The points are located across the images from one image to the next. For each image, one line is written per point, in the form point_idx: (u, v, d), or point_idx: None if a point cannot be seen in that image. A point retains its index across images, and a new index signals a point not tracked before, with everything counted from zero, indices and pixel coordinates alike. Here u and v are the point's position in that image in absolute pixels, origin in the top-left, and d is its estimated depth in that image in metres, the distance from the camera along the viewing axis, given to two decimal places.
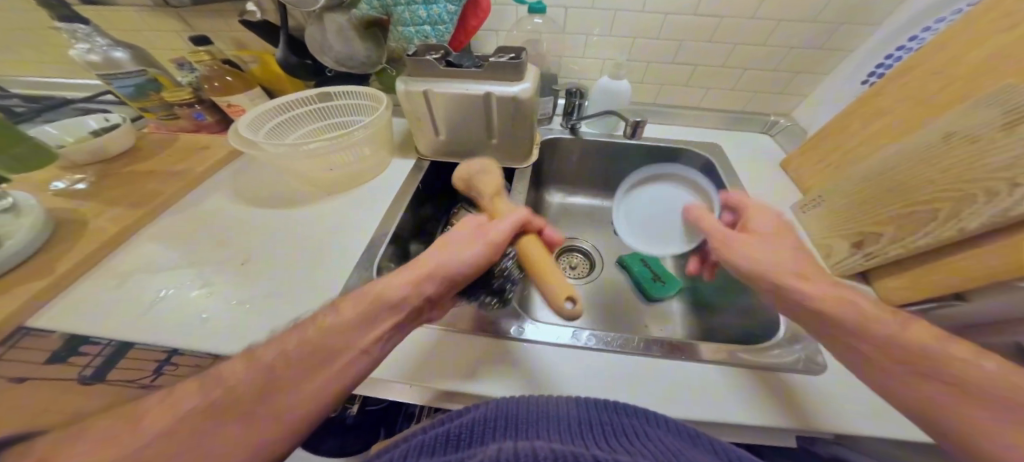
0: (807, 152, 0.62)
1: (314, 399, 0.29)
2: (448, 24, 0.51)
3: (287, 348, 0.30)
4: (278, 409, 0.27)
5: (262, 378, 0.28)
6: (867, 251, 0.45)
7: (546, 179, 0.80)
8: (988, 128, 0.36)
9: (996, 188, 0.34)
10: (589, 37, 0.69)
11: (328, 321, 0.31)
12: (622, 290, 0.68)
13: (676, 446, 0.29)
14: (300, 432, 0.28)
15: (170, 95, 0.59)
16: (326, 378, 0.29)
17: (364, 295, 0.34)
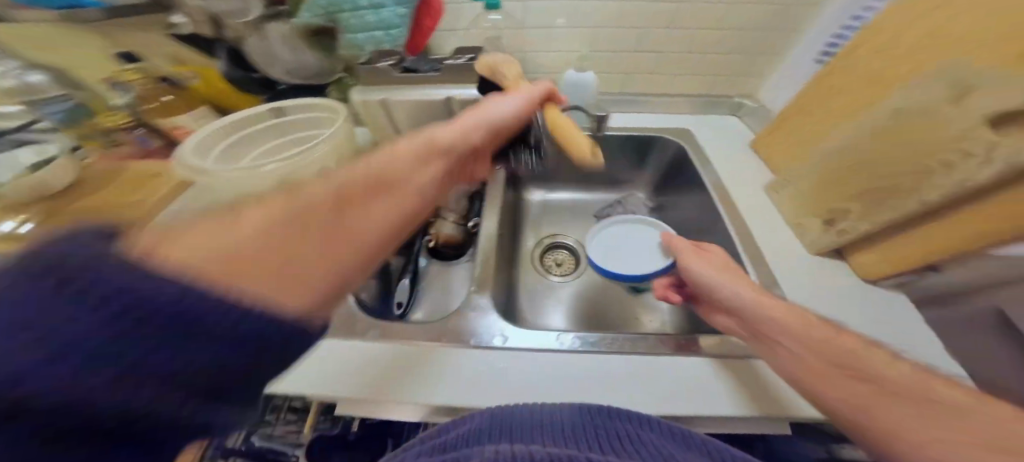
0: (773, 132, 0.57)
1: (383, 230, 0.25)
2: (399, 27, 0.52)
3: (331, 176, 0.25)
4: (349, 239, 0.22)
5: (322, 203, 0.22)
6: (838, 229, 0.44)
7: (524, 181, 0.74)
8: (935, 100, 0.34)
9: (950, 159, 0.33)
10: (552, 29, 0.61)
11: (376, 157, 0.29)
12: (609, 285, 0.66)
13: (672, 450, 0.28)
14: (376, 251, 0.24)
15: (104, 119, 0.56)
16: (388, 207, 0.26)
17: (415, 142, 0.33)
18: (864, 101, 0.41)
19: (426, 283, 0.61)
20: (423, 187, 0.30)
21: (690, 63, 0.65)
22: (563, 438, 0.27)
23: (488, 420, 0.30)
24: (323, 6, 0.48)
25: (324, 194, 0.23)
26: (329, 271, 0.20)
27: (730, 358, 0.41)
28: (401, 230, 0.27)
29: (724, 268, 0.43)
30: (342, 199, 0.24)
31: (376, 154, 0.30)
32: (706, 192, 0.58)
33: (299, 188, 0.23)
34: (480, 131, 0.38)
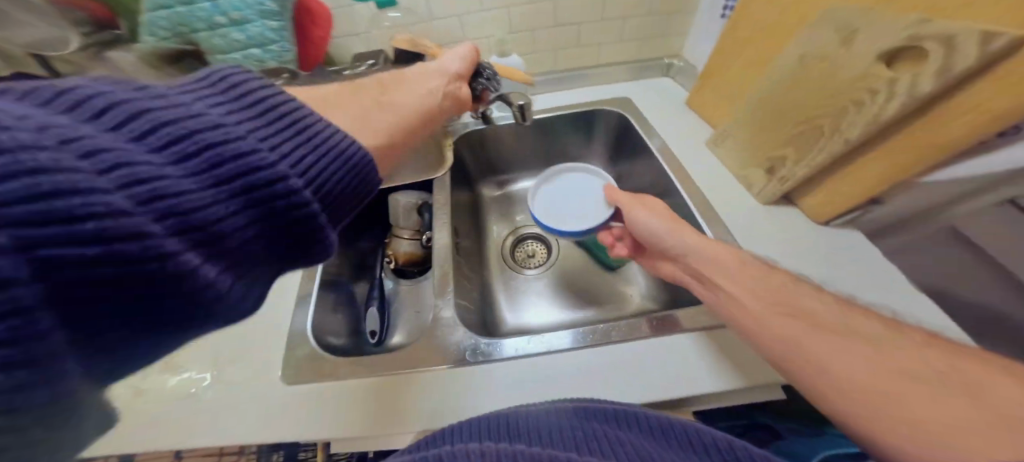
0: (704, 89, 0.57)
1: (410, 117, 0.37)
2: (279, 42, 0.45)
3: (371, 85, 0.38)
4: (389, 114, 0.35)
5: (369, 97, 0.35)
6: (778, 177, 0.45)
7: (478, 179, 0.73)
8: (832, 41, 0.35)
9: (861, 97, 0.33)
10: (461, 17, 0.58)
11: (394, 76, 0.40)
12: (584, 268, 0.66)
13: (650, 447, 0.28)
14: (420, 130, 0.37)
15: None
16: (412, 101, 0.38)
17: (405, 69, 0.41)
18: (767, 51, 0.44)
19: (397, 303, 0.59)
20: (434, 92, 0.41)
21: (611, 30, 0.64)
22: (549, 438, 0.28)
23: (486, 419, 0.31)
24: (163, 27, 0.42)
25: (372, 93, 0.36)
26: (381, 131, 0.33)
27: (704, 330, 0.42)
28: (424, 118, 0.38)
29: (668, 217, 0.44)
30: (381, 95, 0.37)
31: (395, 74, 0.41)
32: (655, 159, 0.58)
33: (355, 86, 0.37)
34: (456, 59, 0.45)
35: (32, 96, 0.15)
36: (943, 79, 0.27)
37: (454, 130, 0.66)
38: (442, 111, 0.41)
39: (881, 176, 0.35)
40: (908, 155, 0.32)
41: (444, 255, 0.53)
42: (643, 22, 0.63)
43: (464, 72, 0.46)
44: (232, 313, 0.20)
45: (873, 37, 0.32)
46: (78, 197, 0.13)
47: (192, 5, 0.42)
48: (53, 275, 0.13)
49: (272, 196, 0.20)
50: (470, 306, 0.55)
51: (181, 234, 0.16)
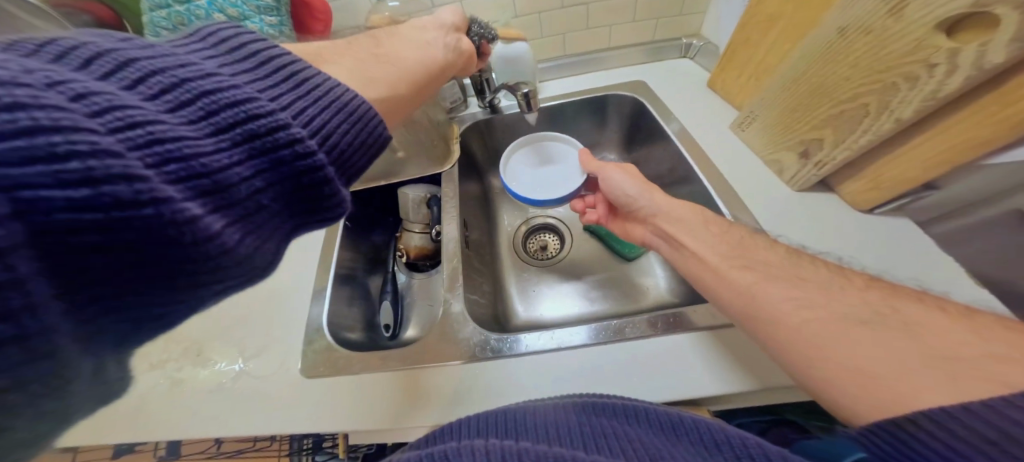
0: (726, 68, 0.53)
1: (412, 72, 0.36)
2: (279, 36, 0.45)
3: (368, 41, 0.37)
4: (390, 67, 0.35)
5: (370, 53, 0.35)
6: (814, 161, 0.41)
7: (488, 170, 0.72)
8: (874, 13, 0.30)
9: (914, 71, 0.29)
10: (464, 3, 0.56)
11: (392, 31, 0.40)
12: (599, 259, 0.64)
13: (659, 445, 0.27)
14: (419, 82, 0.37)
15: None
16: (414, 57, 0.37)
17: (398, 29, 0.40)
18: (803, 22, 0.40)
19: (410, 297, 0.60)
20: (433, 45, 0.40)
21: (623, 9, 0.60)
22: (557, 437, 0.27)
23: (483, 415, 0.31)
24: (165, 27, 0.42)
25: (372, 48, 0.36)
26: (383, 83, 0.33)
27: (725, 326, 0.40)
28: (427, 74, 0.38)
29: (642, 181, 0.46)
30: (383, 51, 0.36)
31: (392, 28, 0.40)
32: (673, 145, 0.55)
33: (354, 43, 0.36)
34: (448, 13, 0.44)
35: (19, 45, 0.15)
36: (1016, 46, 0.23)
37: (461, 121, 0.65)
38: (447, 64, 0.40)
39: (943, 155, 0.31)
40: (974, 133, 0.29)
41: (454, 250, 0.53)
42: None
43: (458, 21, 0.44)
44: (249, 268, 0.20)
45: (924, 6, 0.27)
46: (59, 135, 0.13)
47: (188, 3, 0.41)
48: (41, 219, 0.12)
49: (276, 145, 0.20)
50: (480, 300, 0.54)
51: (181, 181, 0.16)
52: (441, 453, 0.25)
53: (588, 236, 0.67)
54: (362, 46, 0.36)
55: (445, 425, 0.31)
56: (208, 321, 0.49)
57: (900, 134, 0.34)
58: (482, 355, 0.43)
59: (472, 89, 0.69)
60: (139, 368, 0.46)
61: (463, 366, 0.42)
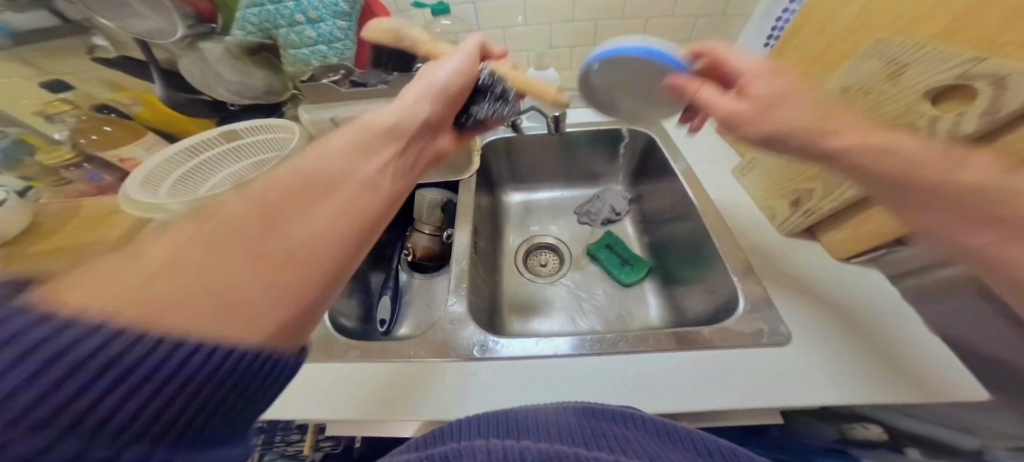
0: (736, 116, 0.59)
1: (338, 239, 0.22)
2: (344, 40, 0.48)
3: (275, 182, 0.22)
4: (296, 244, 0.20)
5: (262, 209, 0.20)
6: (803, 210, 0.45)
7: (502, 184, 0.75)
8: (875, 79, 0.35)
9: (899, 134, 0.34)
10: (510, 30, 0.65)
11: (318, 153, 0.26)
12: (594, 281, 0.65)
13: (657, 448, 0.28)
14: (367, 227, 0.25)
15: (47, 159, 0.54)
16: (341, 205, 0.24)
17: (349, 131, 0.30)
18: (812, 80, 0.44)
19: (409, 296, 0.60)
20: (378, 177, 0.28)
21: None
22: (559, 435, 0.28)
23: (487, 414, 0.32)
24: (252, 23, 0.47)
25: (268, 197, 0.21)
26: (312, 261, 0.21)
27: (725, 347, 0.39)
28: (365, 231, 0.25)
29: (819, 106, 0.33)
30: (289, 201, 0.22)
31: (315, 146, 0.27)
32: (678, 182, 0.59)
33: (244, 189, 0.21)
34: (411, 107, 0.36)
35: None
36: (985, 121, 0.28)
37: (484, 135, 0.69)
38: (403, 188, 0.31)
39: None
40: None
41: (464, 252, 0.55)
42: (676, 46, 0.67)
43: (434, 104, 0.38)
44: None
45: (918, 75, 0.32)
46: None
47: (278, 4, 0.46)
48: None
49: None
50: (481, 304, 0.55)
51: None
52: (444, 454, 0.25)
53: (587, 258, 0.68)
54: (253, 193, 0.21)
55: (442, 427, 0.30)
56: None
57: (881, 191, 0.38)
58: (469, 353, 0.43)
59: None
60: None
61: (456, 362, 0.42)
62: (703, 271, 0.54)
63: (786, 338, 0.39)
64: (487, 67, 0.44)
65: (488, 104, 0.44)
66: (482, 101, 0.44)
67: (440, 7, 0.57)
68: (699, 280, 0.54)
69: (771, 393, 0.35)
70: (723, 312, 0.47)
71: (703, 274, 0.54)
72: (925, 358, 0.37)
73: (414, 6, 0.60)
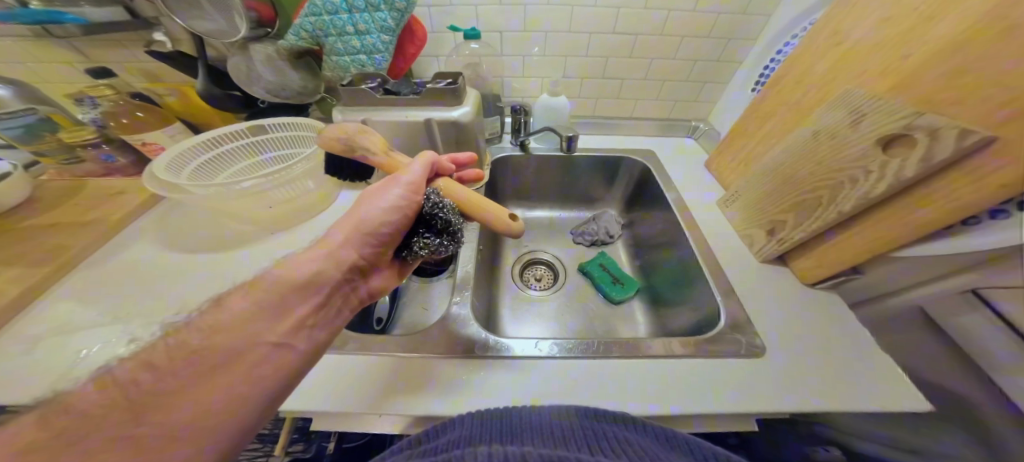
0: (723, 151, 0.66)
1: (227, 413, 0.26)
2: (384, 53, 0.52)
3: (161, 361, 0.26)
4: (169, 432, 0.24)
5: (128, 400, 0.24)
6: (777, 238, 0.50)
7: (506, 197, 0.79)
8: (840, 125, 0.42)
9: (856, 175, 0.40)
10: (529, 58, 0.71)
11: (214, 322, 0.28)
12: (585, 295, 0.68)
13: (657, 450, 0.28)
14: (257, 401, 0.28)
15: (69, 137, 0.57)
16: (235, 380, 0.27)
17: (260, 283, 0.31)
18: (791, 124, 0.51)
19: (407, 298, 0.60)
20: (287, 339, 0.30)
21: (648, 89, 0.76)
22: (560, 437, 0.28)
23: (486, 411, 0.32)
24: (307, 29, 0.50)
25: (142, 383, 0.25)
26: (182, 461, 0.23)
27: (708, 355, 0.43)
28: (259, 405, 0.28)
29: None
30: (171, 384, 0.25)
31: (212, 308, 0.29)
32: (670, 209, 0.64)
33: (114, 374, 0.25)
34: (336, 251, 0.36)
35: None
36: (922, 167, 0.34)
37: (494, 150, 0.74)
38: (316, 348, 0.32)
39: (868, 243, 0.41)
40: (889, 231, 0.38)
41: (470, 258, 0.57)
42: (678, 84, 0.75)
43: (360, 244, 0.37)
44: None
45: (874, 124, 0.38)
46: None
47: (334, 15, 0.49)
48: None
49: None
50: (480, 306, 0.57)
51: None
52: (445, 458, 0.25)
53: (579, 273, 0.71)
54: (126, 378, 0.25)
55: (441, 424, 0.31)
56: (195, 282, 0.47)
57: (842, 224, 0.43)
58: (468, 352, 0.44)
59: (509, 127, 0.81)
60: (100, 320, 0.42)
61: (457, 359, 0.43)
62: (687, 290, 0.58)
63: (762, 350, 0.43)
64: (435, 188, 0.41)
65: (431, 238, 0.39)
66: (425, 236, 0.40)
67: (473, 32, 0.61)
68: (683, 296, 0.59)
69: (745, 398, 0.39)
70: (706, 326, 0.51)
71: (687, 292, 0.58)
72: (879, 380, 0.40)
73: (446, 28, 0.65)
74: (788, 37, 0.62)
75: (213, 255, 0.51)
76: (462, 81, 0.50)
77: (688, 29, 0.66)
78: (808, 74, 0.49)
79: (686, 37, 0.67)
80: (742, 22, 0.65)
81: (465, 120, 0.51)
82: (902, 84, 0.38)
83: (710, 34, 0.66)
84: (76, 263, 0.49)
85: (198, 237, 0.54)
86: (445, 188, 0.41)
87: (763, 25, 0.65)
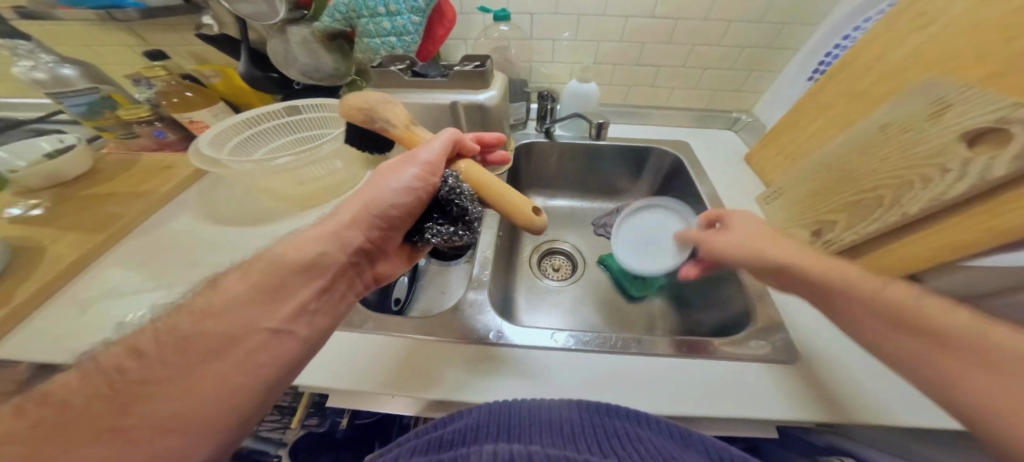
0: (767, 145, 0.62)
1: (223, 401, 0.25)
2: (413, 34, 0.52)
3: (149, 347, 0.25)
4: (156, 423, 0.22)
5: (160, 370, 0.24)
6: (825, 240, 0.46)
7: (527, 185, 0.78)
8: (915, 118, 0.39)
9: (929, 173, 0.36)
10: (558, 42, 0.69)
11: (208, 305, 0.28)
12: (604, 289, 0.67)
13: (668, 446, 0.28)
14: (256, 392, 0.27)
15: (126, 114, 0.61)
16: (232, 367, 0.26)
17: (258, 265, 0.32)
18: (854, 116, 0.47)
19: (425, 280, 0.62)
20: (287, 325, 0.30)
21: (685, 77, 0.72)
22: (572, 434, 0.28)
23: (498, 402, 0.32)
24: (340, 11, 0.50)
25: (128, 370, 0.24)
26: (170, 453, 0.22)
27: (732, 359, 0.41)
28: (261, 394, 0.27)
29: None
30: (162, 372, 0.24)
31: (209, 290, 0.29)
32: (701, 203, 0.61)
33: (104, 360, 0.24)
34: (341, 232, 0.36)
35: None
36: (1015, 164, 0.30)
37: (517, 137, 0.73)
38: (322, 333, 0.33)
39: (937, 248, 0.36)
40: (965, 234, 0.34)
41: (490, 243, 0.58)
42: (720, 73, 0.70)
43: (366, 225, 0.37)
44: None
45: (960, 116, 0.35)
46: None
47: None
48: None
49: None
50: (497, 293, 0.57)
51: None
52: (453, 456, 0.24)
53: (598, 265, 0.70)
54: (112, 364, 0.24)
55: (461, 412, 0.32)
56: (229, 254, 0.50)
57: (905, 227, 0.39)
58: (481, 340, 0.44)
59: (534, 114, 0.79)
60: (146, 286, 0.46)
61: (469, 345, 0.43)
62: (715, 290, 0.56)
63: (794, 357, 0.41)
64: (457, 170, 0.41)
65: (445, 225, 0.40)
66: (439, 222, 0.40)
67: (503, 14, 0.59)
68: (710, 296, 0.57)
69: (773, 402, 0.37)
70: (734, 327, 0.49)
71: (716, 291, 0.56)
72: (914, 408, 0.36)
73: (476, 8, 0.64)
74: (859, 21, 0.57)
75: (247, 229, 0.54)
76: (491, 65, 0.49)
77: (736, 12, 0.61)
78: (881, 61, 0.45)
79: (733, 20, 0.62)
80: (799, 5, 0.59)
81: (490, 104, 0.50)
82: (1003, 70, 0.33)
83: (762, 18, 0.61)
84: (127, 231, 0.53)
85: (234, 211, 0.57)
86: (466, 173, 0.40)
87: (828, 6, 0.59)
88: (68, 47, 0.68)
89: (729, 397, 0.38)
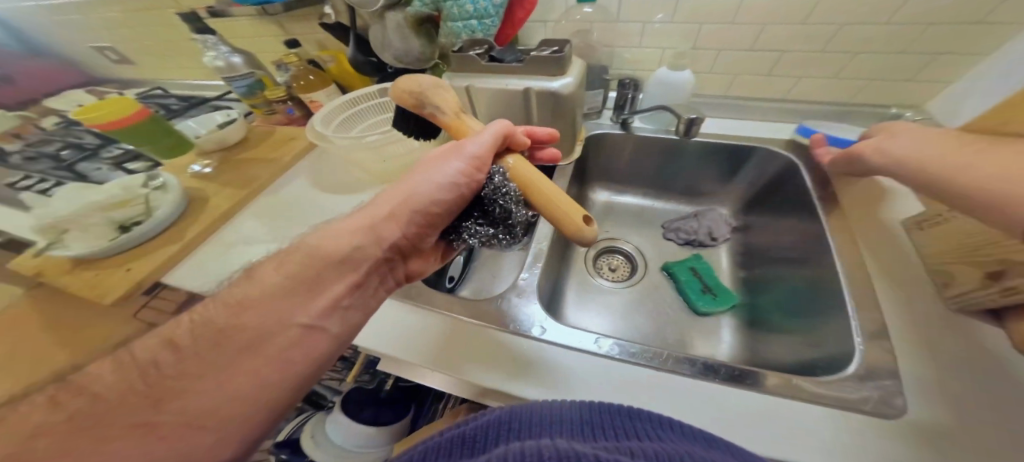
0: None
1: (242, 399, 0.27)
2: (494, 17, 0.54)
3: (187, 341, 0.29)
4: (184, 419, 0.26)
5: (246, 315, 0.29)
6: (1003, 287, 0.33)
7: (596, 179, 0.75)
8: None
9: None
10: (648, 25, 0.63)
11: (245, 295, 0.31)
12: (665, 299, 0.60)
13: (689, 447, 0.24)
14: (279, 388, 0.29)
15: (270, 94, 0.76)
16: (262, 362, 0.29)
17: (295, 257, 0.34)
18: None
19: (479, 262, 0.64)
20: (318, 321, 0.32)
21: (817, 63, 0.60)
22: (585, 434, 0.26)
23: (507, 408, 0.30)
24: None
25: (165, 363, 0.28)
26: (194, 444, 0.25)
27: (812, 399, 0.33)
28: (287, 387, 0.29)
29: None
30: (196, 365, 0.28)
31: (251, 281, 0.32)
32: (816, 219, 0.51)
33: (169, 343, 0.29)
34: (379, 226, 0.37)
35: None
36: None
37: (588, 126, 0.70)
38: (349, 324, 0.34)
39: None
40: None
41: (545, 235, 0.57)
42: (860, 57, 0.57)
43: (404, 221, 0.38)
44: None
45: None
46: None
47: None
48: None
49: None
50: (547, 286, 0.57)
51: None
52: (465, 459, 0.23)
53: (662, 272, 0.64)
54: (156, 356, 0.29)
55: (474, 416, 0.31)
56: (326, 217, 0.59)
57: None
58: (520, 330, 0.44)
59: (611, 103, 0.75)
60: (267, 237, 0.56)
61: (507, 336, 0.43)
62: (810, 321, 0.46)
63: (899, 412, 0.31)
64: (504, 164, 0.40)
65: (485, 227, 0.39)
66: (479, 222, 0.39)
67: None
68: (801, 327, 0.47)
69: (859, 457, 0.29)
70: (823, 368, 0.40)
71: (811, 325, 0.46)
72: None
73: None
74: None
75: (341, 197, 0.62)
76: (569, 50, 0.47)
77: None
78: None
79: None
80: None
81: (564, 91, 0.48)
82: None
83: None
84: (261, 190, 0.66)
85: (333, 180, 0.67)
86: (512, 168, 0.40)
87: None
88: (237, 38, 0.87)
89: (798, 439, 0.31)
